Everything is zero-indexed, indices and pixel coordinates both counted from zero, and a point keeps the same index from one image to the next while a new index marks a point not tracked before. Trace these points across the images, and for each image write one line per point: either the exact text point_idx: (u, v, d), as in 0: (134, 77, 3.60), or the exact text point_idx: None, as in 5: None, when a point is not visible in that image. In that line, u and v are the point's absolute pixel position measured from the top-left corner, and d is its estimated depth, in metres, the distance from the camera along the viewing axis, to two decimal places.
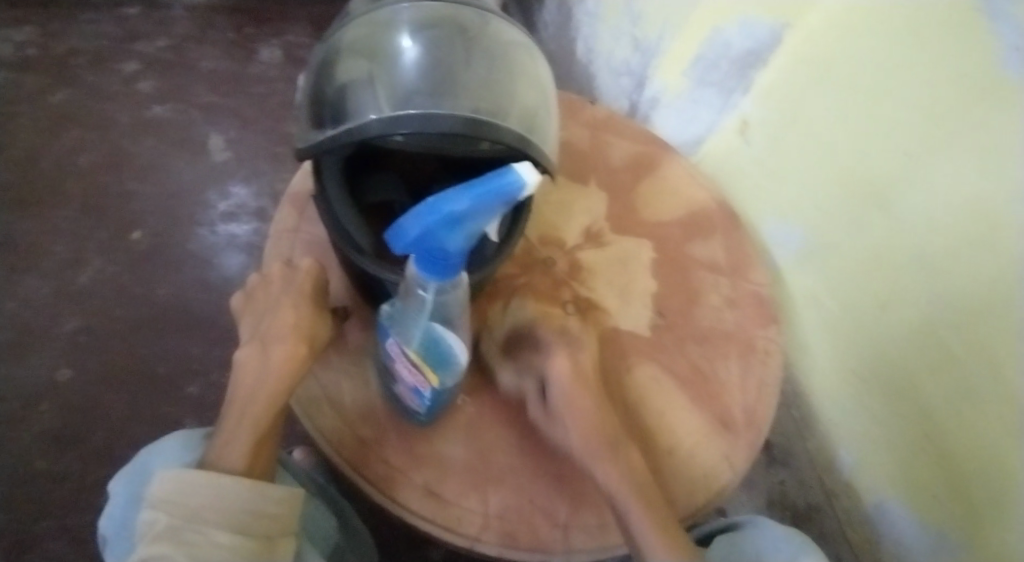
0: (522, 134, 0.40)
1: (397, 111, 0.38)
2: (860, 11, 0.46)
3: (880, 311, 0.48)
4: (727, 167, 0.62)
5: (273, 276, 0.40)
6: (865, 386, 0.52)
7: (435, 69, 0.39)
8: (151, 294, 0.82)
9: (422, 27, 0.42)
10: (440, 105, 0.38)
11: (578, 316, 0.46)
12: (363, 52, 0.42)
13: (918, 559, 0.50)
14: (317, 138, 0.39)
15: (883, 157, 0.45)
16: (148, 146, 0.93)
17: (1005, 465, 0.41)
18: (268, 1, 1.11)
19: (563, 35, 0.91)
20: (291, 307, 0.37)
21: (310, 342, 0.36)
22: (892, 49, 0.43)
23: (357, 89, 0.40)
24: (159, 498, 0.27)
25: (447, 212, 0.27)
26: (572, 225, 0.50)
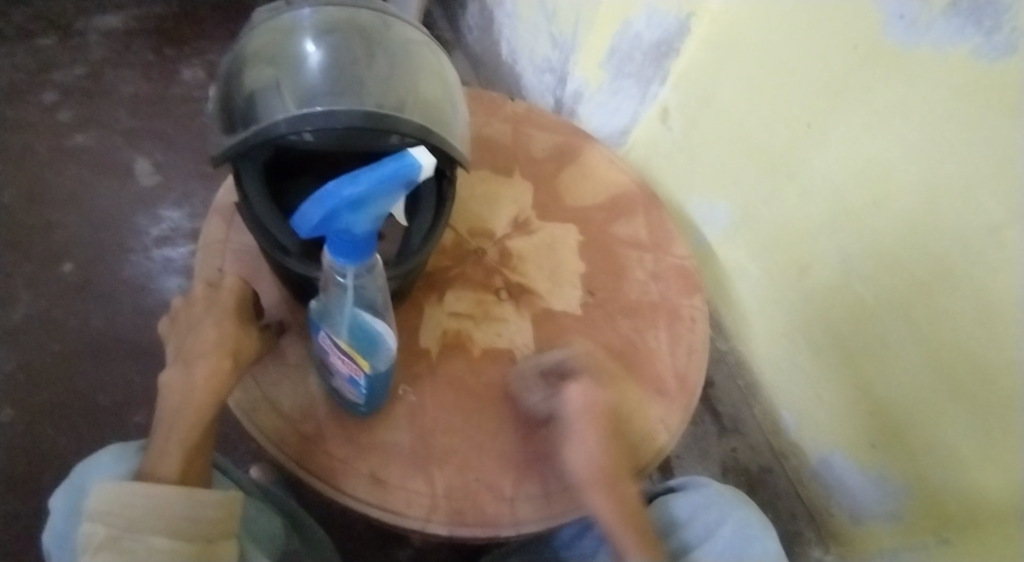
0: (428, 126, 0.39)
1: (303, 109, 0.36)
2: (773, 31, 0.63)
3: (862, 245, 0.62)
4: (683, 142, 0.80)
5: (196, 297, 0.44)
6: (830, 310, 0.68)
7: (337, 68, 0.38)
8: (85, 326, 0.87)
9: (325, 28, 0.40)
10: (343, 102, 0.37)
11: (512, 300, 0.53)
12: (267, 57, 0.40)
13: (910, 439, 0.63)
14: (230, 143, 0.39)
15: (834, 134, 0.61)
16: (70, 176, 0.98)
17: (961, 341, 0.55)
18: (186, 22, 1.17)
19: (486, 40, 1.15)
20: (213, 325, 0.41)
21: (234, 354, 0.41)
22: (820, 55, 0.59)
23: (263, 92, 0.38)
24: (97, 512, 0.32)
25: (347, 195, 0.27)
26: (500, 217, 0.57)
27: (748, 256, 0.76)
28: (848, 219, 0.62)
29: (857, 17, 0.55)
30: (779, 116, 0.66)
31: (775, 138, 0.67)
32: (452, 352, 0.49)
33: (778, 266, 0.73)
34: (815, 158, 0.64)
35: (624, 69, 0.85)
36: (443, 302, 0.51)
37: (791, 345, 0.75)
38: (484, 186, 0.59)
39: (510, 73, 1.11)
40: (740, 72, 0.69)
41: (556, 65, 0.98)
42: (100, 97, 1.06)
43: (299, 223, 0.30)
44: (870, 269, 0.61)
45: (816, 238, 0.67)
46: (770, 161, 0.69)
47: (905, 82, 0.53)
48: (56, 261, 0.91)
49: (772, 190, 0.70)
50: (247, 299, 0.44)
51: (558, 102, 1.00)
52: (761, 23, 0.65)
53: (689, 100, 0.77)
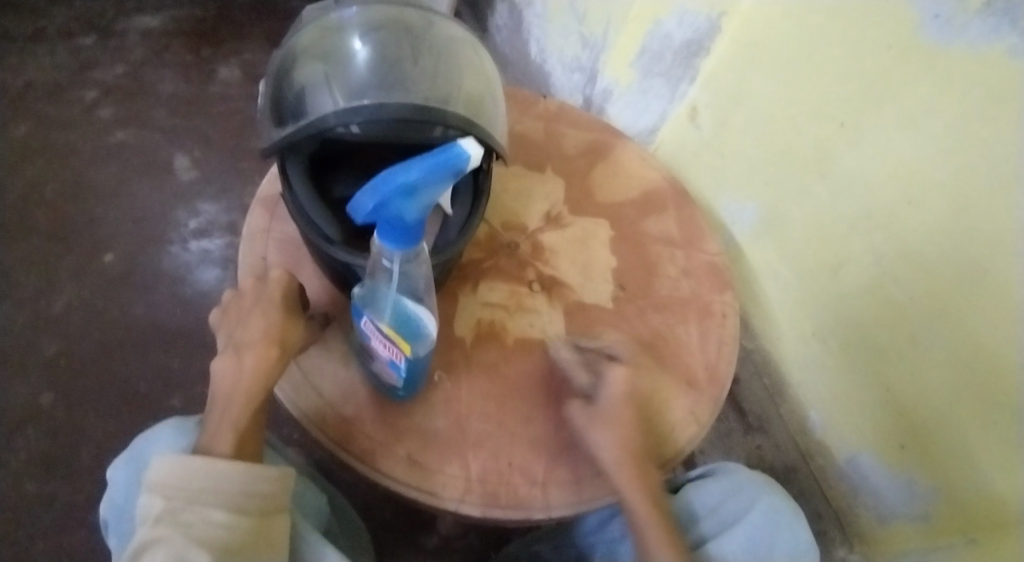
0: (470, 119, 0.40)
1: (352, 102, 0.38)
2: (807, 30, 0.64)
3: (893, 246, 0.62)
4: (712, 141, 0.81)
5: (245, 291, 0.45)
6: (860, 310, 0.68)
7: (384, 63, 0.39)
8: (126, 314, 0.90)
9: (373, 25, 0.42)
10: (390, 95, 0.38)
11: (544, 292, 0.53)
12: (316, 53, 0.42)
13: (939, 440, 0.62)
14: (281, 134, 0.40)
15: (867, 134, 0.61)
16: (114, 171, 1.02)
17: (992, 343, 0.54)
18: (224, 23, 1.21)
19: (515, 40, 1.17)
20: (262, 317, 0.43)
21: (282, 344, 0.43)
22: (852, 55, 0.60)
23: (313, 86, 0.40)
24: (158, 485, 0.33)
25: (400, 182, 0.28)
26: (533, 212, 0.59)
27: (777, 256, 0.77)
28: (880, 219, 0.62)
29: (891, 18, 0.55)
30: (811, 116, 0.66)
31: (806, 136, 0.67)
32: (487, 341, 0.50)
33: (808, 267, 0.73)
34: (847, 158, 0.64)
35: (653, 69, 0.86)
36: (478, 292, 0.52)
37: (819, 345, 0.75)
38: (517, 182, 0.61)
39: (537, 73, 1.12)
40: (772, 73, 0.69)
41: (585, 64, 0.98)
42: (141, 96, 1.10)
43: (351, 209, 0.31)
44: (901, 270, 0.61)
45: (846, 238, 0.67)
46: (801, 160, 0.69)
47: (940, 83, 0.53)
48: (99, 253, 0.94)
49: (803, 190, 0.70)
50: (293, 292, 0.45)
51: (587, 101, 1.00)
52: (794, 23, 0.65)
53: (720, 101, 0.78)
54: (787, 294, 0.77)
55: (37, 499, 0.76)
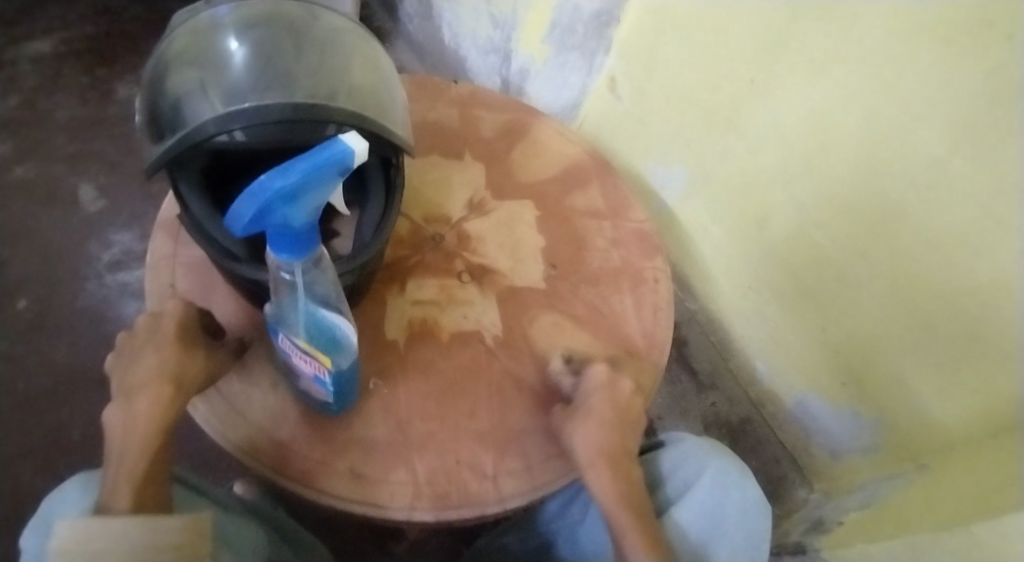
0: (364, 114, 0.38)
1: (231, 108, 0.35)
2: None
3: (815, 191, 0.63)
4: (631, 109, 0.81)
5: (139, 329, 0.42)
6: (790, 259, 0.69)
7: (263, 62, 0.37)
8: (48, 362, 0.84)
9: (247, 23, 0.39)
10: (272, 96, 0.36)
11: (475, 281, 0.52)
12: (190, 58, 0.39)
13: (879, 373, 0.64)
14: (161, 150, 0.37)
15: (778, 85, 0.61)
16: (15, 210, 0.95)
17: (916, 274, 0.56)
18: (117, 39, 1.13)
19: (427, 26, 1.14)
20: (154, 353, 0.41)
21: (177, 381, 0.40)
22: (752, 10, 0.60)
23: (188, 94, 0.37)
24: (57, 551, 0.31)
25: (278, 187, 0.26)
26: (455, 201, 0.57)
27: (708, 216, 0.78)
28: (798, 167, 0.63)
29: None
30: (723, 74, 0.66)
31: (720, 95, 0.68)
32: (420, 340, 0.48)
33: (739, 222, 0.74)
34: (760, 112, 0.64)
35: (567, 43, 0.85)
36: (406, 291, 0.51)
37: (757, 297, 0.77)
38: (436, 172, 0.59)
39: (454, 59, 1.09)
40: (680, 34, 0.69)
41: (499, 45, 0.96)
42: (35, 126, 1.02)
43: (233, 222, 0.29)
44: (824, 214, 0.63)
45: (769, 190, 0.68)
46: (718, 118, 0.70)
47: (839, 25, 0.53)
48: (10, 299, 0.88)
49: (724, 148, 0.71)
50: (190, 322, 0.43)
51: (505, 82, 0.99)
52: None
53: (634, 69, 0.78)
54: (722, 251, 0.78)
55: None
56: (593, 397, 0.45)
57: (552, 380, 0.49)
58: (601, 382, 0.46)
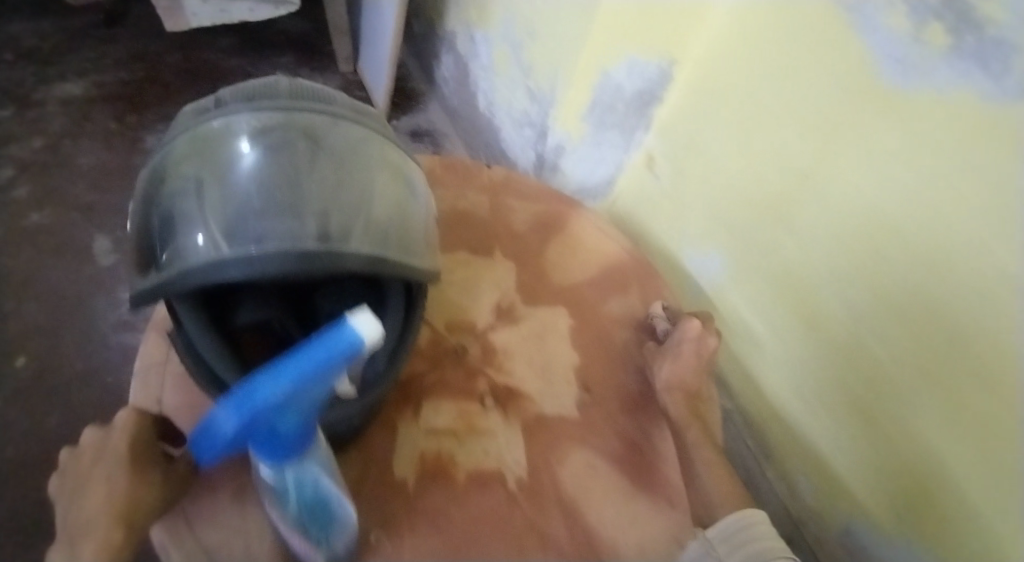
0: (382, 256, 0.33)
1: (227, 251, 0.30)
2: (766, 71, 0.59)
3: (872, 300, 0.56)
4: (671, 185, 0.76)
5: (84, 448, 0.37)
6: (840, 368, 0.61)
7: (271, 195, 0.32)
8: (38, 427, 0.79)
9: (257, 137, 0.34)
10: (275, 237, 0.31)
11: (498, 407, 0.46)
12: (192, 176, 0.34)
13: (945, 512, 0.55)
14: (149, 283, 0.33)
15: (835, 181, 0.55)
16: (24, 259, 0.91)
17: (993, 409, 0.48)
18: (150, 87, 1.12)
19: (462, 89, 1.12)
20: (103, 481, 0.35)
21: (129, 516, 0.34)
22: (812, 98, 0.55)
23: (184, 224, 0.32)
24: None
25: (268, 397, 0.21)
26: (482, 306, 0.52)
27: (747, 309, 0.71)
28: (853, 272, 0.57)
29: (845, 63, 0.51)
30: (774, 162, 0.61)
31: (771, 183, 0.62)
32: (432, 479, 0.42)
33: (781, 323, 0.67)
34: (814, 207, 0.58)
35: (606, 121, 0.80)
36: (421, 416, 0.45)
37: (799, 404, 0.69)
38: (463, 270, 0.54)
39: (487, 125, 1.06)
40: (731, 114, 0.65)
41: (535, 120, 0.92)
42: (58, 171, 1.00)
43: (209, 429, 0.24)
44: (881, 327, 0.55)
45: (819, 292, 0.61)
46: (766, 207, 0.64)
47: (902, 126, 0.48)
48: (7, 355, 0.83)
49: (770, 240, 0.65)
50: (144, 438, 0.37)
51: (540, 157, 0.94)
52: (752, 64, 0.61)
53: (679, 149, 0.74)
54: (761, 349, 0.71)
55: None
56: (683, 345, 0.49)
57: (580, 538, 0.42)
58: (693, 334, 0.49)
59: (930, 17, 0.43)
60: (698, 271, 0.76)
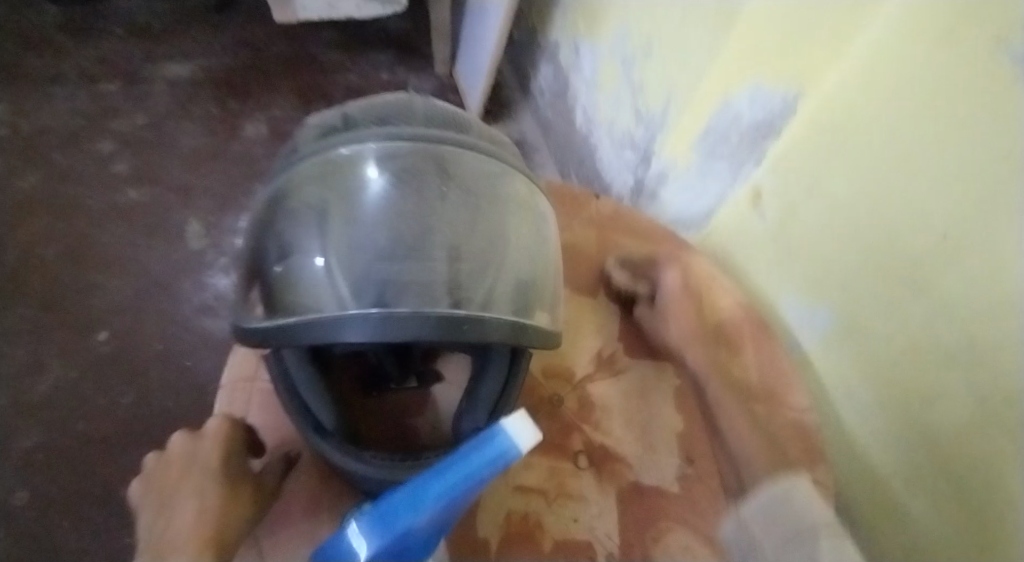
0: (516, 320, 0.33)
1: (366, 309, 0.30)
2: (908, 110, 0.49)
3: (1005, 406, 0.45)
4: (777, 222, 0.68)
5: (173, 458, 0.37)
6: (951, 476, 0.51)
7: (410, 250, 0.32)
8: (113, 405, 0.79)
9: (398, 179, 0.33)
10: (416, 298, 0.31)
11: (593, 470, 0.42)
12: (330, 215, 0.34)
13: None
14: (272, 323, 0.32)
15: (980, 256, 0.45)
16: (117, 233, 0.93)
17: None
18: (253, 75, 1.14)
19: (559, 102, 1.08)
20: (194, 499, 0.35)
21: (217, 540, 0.33)
22: (966, 153, 0.45)
23: (319, 269, 0.32)
24: None
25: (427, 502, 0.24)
26: (581, 352, 0.48)
27: (849, 378, 0.62)
28: (987, 367, 0.46)
29: (1010, 115, 0.41)
30: (905, 220, 0.51)
31: (896, 243, 0.53)
32: (518, 545, 0.38)
33: (898, 408, 0.56)
34: (949, 280, 0.48)
35: (717, 151, 0.74)
36: (510, 470, 0.41)
37: (895, 500, 0.59)
38: (563, 310, 0.50)
39: (583, 142, 1.02)
40: (858, 156, 0.55)
41: (639, 142, 0.87)
42: (158, 150, 1.03)
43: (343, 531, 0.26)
44: (1012, 440, 0.45)
45: (939, 380, 0.51)
46: (885, 271, 0.54)
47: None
48: (92, 330, 0.84)
49: (886, 307, 0.55)
50: (234, 457, 0.37)
51: (639, 182, 0.89)
52: (889, 103, 0.51)
53: (790, 185, 0.64)
54: (855, 424, 0.62)
55: None
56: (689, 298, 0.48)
57: None
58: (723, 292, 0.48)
59: None
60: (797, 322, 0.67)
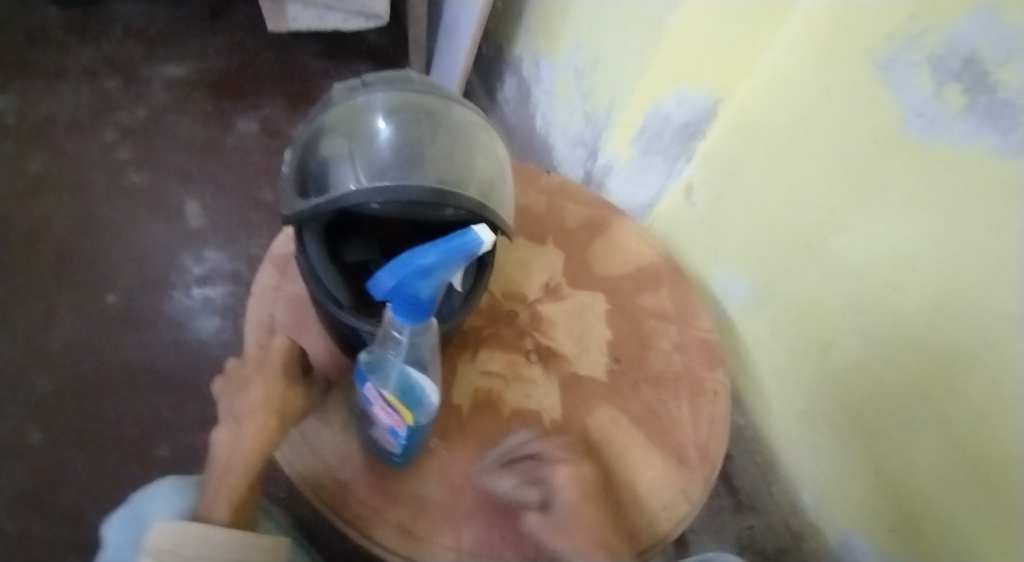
0: (483, 201, 0.43)
1: (374, 181, 0.41)
2: (798, 115, 0.65)
3: (882, 330, 0.61)
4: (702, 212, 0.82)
5: (248, 359, 0.47)
6: (850, 395, 0.67)
7: (404, 147, 0.42)
8: (123, 357, 0.89)
9: (395, 109, 0.44)
10: (410, 176, 0.41)
11: (541, 363, 0.55)
12: (344, 131, 0.44)
13: (951, 532, 0.59)
14: (303, 207, 0.42)
15: (858, 220, 0.61)
16: (122, 212, 1.03)
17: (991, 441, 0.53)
18: (244, 78, 1.26)
19: (521, 110, 1.23)
20: (262, 385, 0.44)
21: (280, 413, 0.44)
22: (841, 143, 0.61)
23: (337, 163, 0.42)
24: (155, 549, 0.36)
25: (419, 263, 0.30)
26: (533, 281, 0.61)
27: (768, 333, 0.76)
28: (868, 302, 0.62)
29: (872, 110, 0.57)
30: (803, 198, 0.67)
31: (797, 218, 0.68)
32: (482, 410, 0.51)
33: (804, 348, 0.71)
34: (836, 242, 0.64)
35: (653, 147, 0.88)
36: (476, 360, 0.54)
37: (811, 426, 0.74)
38: (519, 252, 0.63)
39: (542, 143, 1.17)
40: (763, 151, 0.71)
41: (589, 140, 1.02)
42: (157, 141, 1.13)
43: (370, 286, 0.33)
44: (889, 353, 0.61)
45: (835, 320, 0.66)
46: (790, 240, 0.70)
47: (923, 173, 0.54)
48: (101, 292, 0.94)
49: (792, 270, 0.70)
50: (293, 357, 0.47)
51: (588, 174, 1.04)
52: (783, 111, 0.67)
53: (714, 179, 0.79)
54: (773, 370, 0.77)
55: (9, 544, 0.74)
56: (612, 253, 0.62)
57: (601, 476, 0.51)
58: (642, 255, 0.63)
59: (950, 78, 0.50)
60: (722, 293, 0.81)
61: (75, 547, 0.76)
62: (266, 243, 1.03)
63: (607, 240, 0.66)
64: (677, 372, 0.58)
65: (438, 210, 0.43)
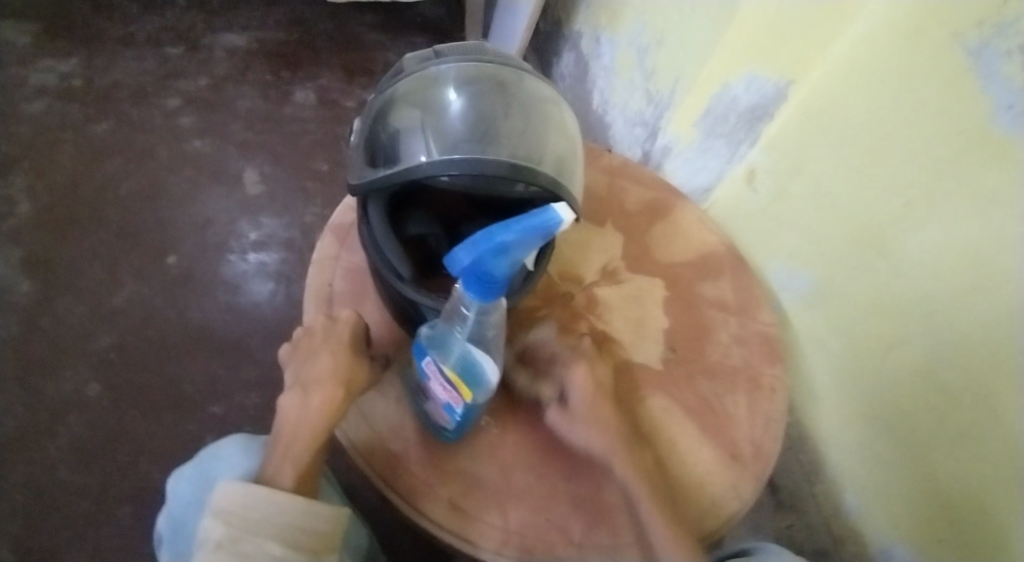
0: (555, 178, 0.42)
1: (446, 155, 0.40)
2: (876, 100, 0.61)
3: (951, 335, 0.58)
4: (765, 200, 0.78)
5: (314, 328, 0.48)
6: (908, 401, 0.63)
7: (478, 120, 0.41)
8: (182, 317, 0.92)
9: (467, 81, 0.43)
10: (482, 150, 0.40)
11: (596, 347, 0.54)
12: (416, 102, 0.43)
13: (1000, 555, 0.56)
14: (372, 177, 0.42)
15: (935, 215, 0.57)
16: (183, 176, 1.06)
17: None
18: (303, 48, 1.26)
19: (577, 88, 1.20)
20: (330, 355, 0.45)
21: (346, 386, 0.44)
22: (923, 132, 0.57)
23: (408, 134, 0.42)
24: (221, 510, 0.38)
25: (498, 240, 0.29)
26: (590, 264, 0.59)
27: (827, 330, 0.73)
28: (938, 305, 0.58)
29: (960, 99, 0.53)
30: (876, 190, 0.63)
31: (867, 210, 0.64)
32: (535, 392, 0.51)
33: (865, 348, 0.68)
34: (908, 239, 0.60)
35: (716, 130, 0.84)
36: (531, 340, 0.53)
37: (864, 429, 0.71)
38: (578, 233, 0.61)
39: (598, 123, 1.14)
40: (835, 138, 0.67)
41: (648, 120, 0.99)
42: (219, 108, 1.15)
43: (444, 260, 0.33)
44: (955, 360, 0.57)
45: (901, 320, 0.63)
46: (858, 234, 0.66)
47: (1007, 171, 0.50)
48: (162, 253, 0.97)
49: (858, 265, 0.67)
50: (360, 331, 0.48)
51: (646, 155, 1.01)
52: (861, 96, 0.63)
53: (779, 166, 0.75)
54: (828, 368, 0.74)
55: (73, 488, 0.79)
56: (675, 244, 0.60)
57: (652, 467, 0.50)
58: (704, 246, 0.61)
59: None
60: (780, 285, 0.78)
61: (133, 495, 0.79)
62: (320, 212, 1.04)
63: (669, 225, 0.64)
64: (735, 366, 0.56)
65: (509, 186, 0.42)
